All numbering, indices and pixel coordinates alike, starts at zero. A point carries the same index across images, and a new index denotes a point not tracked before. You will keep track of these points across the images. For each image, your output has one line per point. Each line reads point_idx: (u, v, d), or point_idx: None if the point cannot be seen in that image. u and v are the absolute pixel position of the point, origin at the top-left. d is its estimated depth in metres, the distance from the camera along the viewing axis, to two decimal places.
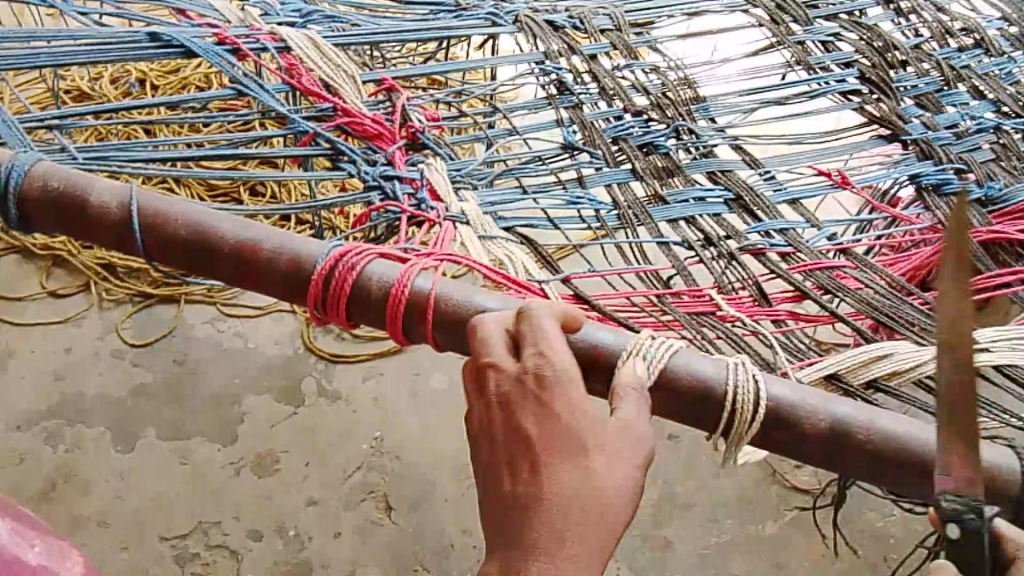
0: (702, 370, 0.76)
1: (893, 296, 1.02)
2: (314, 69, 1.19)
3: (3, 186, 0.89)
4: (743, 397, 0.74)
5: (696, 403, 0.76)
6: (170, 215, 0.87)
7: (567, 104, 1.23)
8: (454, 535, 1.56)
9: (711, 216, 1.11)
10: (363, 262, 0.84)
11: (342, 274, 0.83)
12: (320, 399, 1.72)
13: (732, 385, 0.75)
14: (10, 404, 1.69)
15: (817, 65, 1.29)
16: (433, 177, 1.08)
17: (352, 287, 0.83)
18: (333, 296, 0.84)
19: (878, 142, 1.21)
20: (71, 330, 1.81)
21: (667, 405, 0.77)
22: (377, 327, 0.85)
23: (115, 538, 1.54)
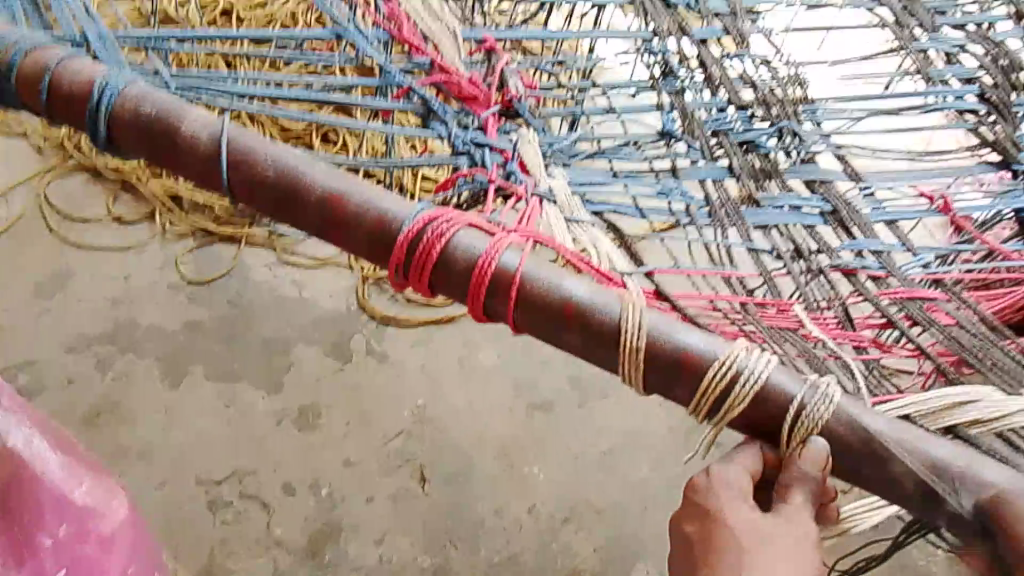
0: (779, 383, 0.76)
1: (984, 338, 0.96)
2: (415, 18, 1.23)
3: (96, 103, 0.98)
4: (806, 419, 0.75)
5: (767, 416, 0.77)
6: (255, 155, 0.93)
7: (669, 89, 1.21)
8: (487, 515, 1.54)
9: (804, 227, 1.08)
10: (452, 232, 0.85)
11: (432, 243, 0.85)
12: (368, 359, 1.70)
13: (806, 403, 0.75)
14: (67, 324, 1.71)
15: (936, 78, 1.22)
16: (523, 149, 1.10)
17: (439, 256, 0.85)
18: (418, 262, 0.86)
19: (986, 168, 1.15)
20: (132, 258, 1.82)
21: (739, 416, 0.79)
22: (458, 300, 0.88)
23: (153, 472, 1.56)
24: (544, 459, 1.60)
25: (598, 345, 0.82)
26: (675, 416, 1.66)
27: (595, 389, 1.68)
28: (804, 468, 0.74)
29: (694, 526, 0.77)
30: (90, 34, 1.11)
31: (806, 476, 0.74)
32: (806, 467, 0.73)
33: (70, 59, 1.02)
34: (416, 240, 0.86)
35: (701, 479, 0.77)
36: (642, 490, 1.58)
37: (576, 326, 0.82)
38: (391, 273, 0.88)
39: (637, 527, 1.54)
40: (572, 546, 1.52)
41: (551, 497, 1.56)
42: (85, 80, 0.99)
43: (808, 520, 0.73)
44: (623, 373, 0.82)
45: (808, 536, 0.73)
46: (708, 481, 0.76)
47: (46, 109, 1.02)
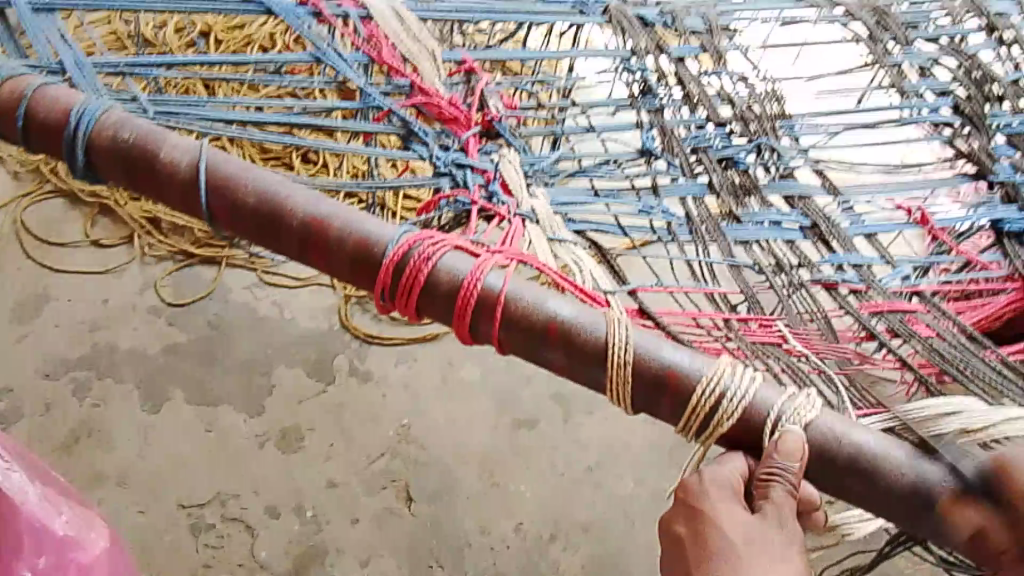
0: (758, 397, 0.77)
1: (963, 348, 0.97)
2: (394, 40, 1.23)
3: (74, 130, 0.97)
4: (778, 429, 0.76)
5: (747, 432, 0.78)
6: (239, 182, 0.93)
7: (649, 106, 1.22)
8: (472, 535, 1.53)
9: (786, 242, 1.09)
10: (438, 254, 0.86)
11: (418, 264, 0.86)
12: (350, 379, 1.69)
13: (779, 418, 0.76)
14: (43, 350, 1.69)
15: (911, 91, 1.24)
16: (505, 170, 1.10)
17: (426, 278, 0.86)
18: (406, 284, 0.87)
19: (961, 181, 1.17)
20: (110, 281, 1.80)
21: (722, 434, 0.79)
22: (445, 322, 0.89)
23: (134, 499, 1.54)
24: (529, 476, 1.59)
25: (583, 364, 0.83)
26: (660, 430, 1.66)
27: (580, 405, 1.68)
28: (779, 458, 0.73)
29: (684, 526, 0.77)
30: (66, 60, 1.11)
31: (785, 468, 0.73)
32: (783, 459, 0.73)
33: (47, 86, 1.01)
34: (402, 262, 0.87)
35: (694, 481, 0.76)
36: (627, 506, 1.58)
37: (560, 344, 0.83)
38: (377, 296, 0.90)
39: (623, 543, 1.54)
40: (559, 564, 1.52)
41: (537, 515, 1.55)
42: (62, 108, 0.99)
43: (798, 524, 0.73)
44: (610, 394, 0.83)
45: (795, 541, 0.72)
46: (700, 483, 0.76)
47: (20, 135, 1.01)
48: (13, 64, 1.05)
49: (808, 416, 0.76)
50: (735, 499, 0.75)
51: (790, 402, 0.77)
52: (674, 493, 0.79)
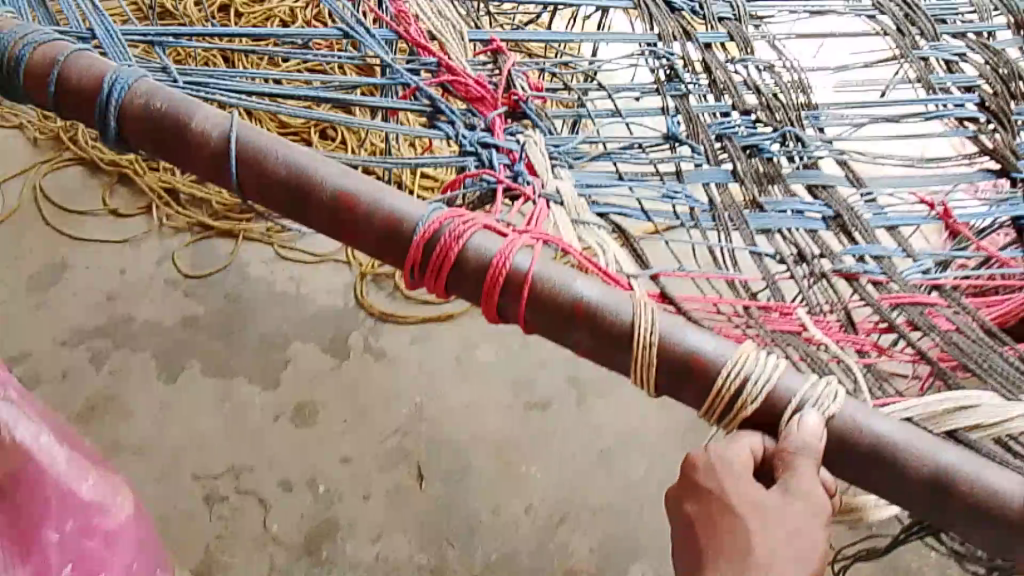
0: (782, 383, 0.78)
1: (983, 342, 0.97)
2: (423, 21, 1.23)
3: (107, 98, 0.98)
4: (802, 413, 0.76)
5: (768, 417, 0.79)
6: (270, 156, 0.94)
7: (672, 92, 1.22)
8: (483, 514, 1.54)
9: (807, 231, 1.09)
10: (468, 235, 0.87)
11: (449, 243, 0.87)
12: (365, 356, 1.70)
13: (803, 403, 0.77)
14: (61, 319, 1.71)
15: (937, 87, 1.24)
16: (530, 151, 1.11)
17: (456, 257, 0.87)
18: (435, 263, 0.88)
19: (986, 177, 1.16)
20: (127, 252, 1.81)
21: (745, 419, 0.80)
22: (473, 302, 0.90)
23: (148, 469, 1.55)
24: (541, 458, 1.61)
25: (608, 346, 0.85)
26: (671, 416, 1.67)
27: (592, 388, 1.69)
28: (803, 440, 0.74)
29: (694, 504, 0.74)
30: (97, 29, 1.12)
31: (806, 448, 0.74)
32: (806, 438, 0.74)
33: (80, 54, 1.02)
34: (432, 242, 0.88)
35: (699, 456, 0.75)
36: (638, 491, 1.59)
37: (587, 327, 0.85)
38: (406, 275, 0.91)
39: (633, 526, 1.55)
40: (568, 546, 1.53)
41: (548, 497, 1.57)
42: (96, 76, 1.00)
43: (819, 498, 0.70)
44: (634, 376, 0.85)
45: (814, 508, 0.70)
46: (707, 458, 0.74)
47: (52, 102, 1.02)
48: (45, 30, 1.05)
49: (831, 405, 0.77)
50: (744, 473, 0.73)
51: (810, 389, 0.78)
52: (681, 471, 0.77)
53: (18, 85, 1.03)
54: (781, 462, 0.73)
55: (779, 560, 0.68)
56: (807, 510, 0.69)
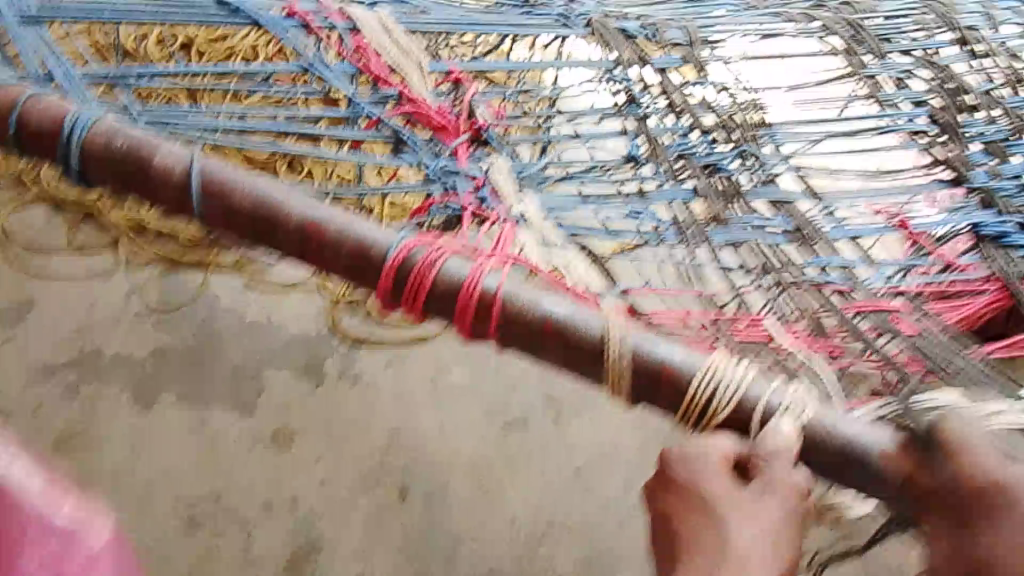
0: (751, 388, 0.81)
1: (945, 346, 1.01)
2: (383, 53, 1.27)
3: (69, 137, 0.98)
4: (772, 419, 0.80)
5: (735, 424, 0.81)
6: (236, 188, 0.95)
7: (634, 114, 1.25)
8: (463, 534, 1.56)
9: (769, 245, 1.12)
10: (442, 259, 0.89)
11: (423, 269, 0.89)
12: (340, 382, 1.70)
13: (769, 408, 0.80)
14: (30, 357, 1.70)
15: (886, 102, 1.29)
16: (494, 176, 1.16)
17: (432, 283, 0.89)
18: (411, 289, 0.90)
19: (942, 185, 1.20)
20: (95, 286, 1.79)
21: (720, 423, 0.82)
22: (448, 323, 0.92)
23: (124, 504, 1.56)
24: (519, 476, 1.62)
25: (580, 363, 0.87)
26: (647, 432, 1.67)
27: (568, 407, 1.69)
28: (775, 445, 0.77)
29: (666, 497, 0.76)
30: (63, 75, 1.17)
31: (777, 453, 0.76)
32: (779, 444, 0.77)
33: (37, 95, 1.02)
34: (406, 265, 0.90)
35: (674, 450, 0.77)
36: (617, 505, 1.60)
37: (558, 343, 0.87)
38: (381, 299, 0.92)
39: (611, 541, 1.57)
40: (548, 563, 1.55)
41: (528, 515, 1.58)
42: (54, 116, 1.00)
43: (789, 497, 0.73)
44: (606, 390, 0.87)
45: (787, 506, 0.72)
46: (683, 452, 0.76)
47: (13, 145, 1.02)
48: (1, 76, 1.06)
49: (803, 411, 0.81)
50: (717, 467, 0.75)
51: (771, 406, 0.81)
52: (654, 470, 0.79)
53: None
54: (754, 463, 0.76)
55: (756, 553, 0.70)
56: (779, 505, 0.72)
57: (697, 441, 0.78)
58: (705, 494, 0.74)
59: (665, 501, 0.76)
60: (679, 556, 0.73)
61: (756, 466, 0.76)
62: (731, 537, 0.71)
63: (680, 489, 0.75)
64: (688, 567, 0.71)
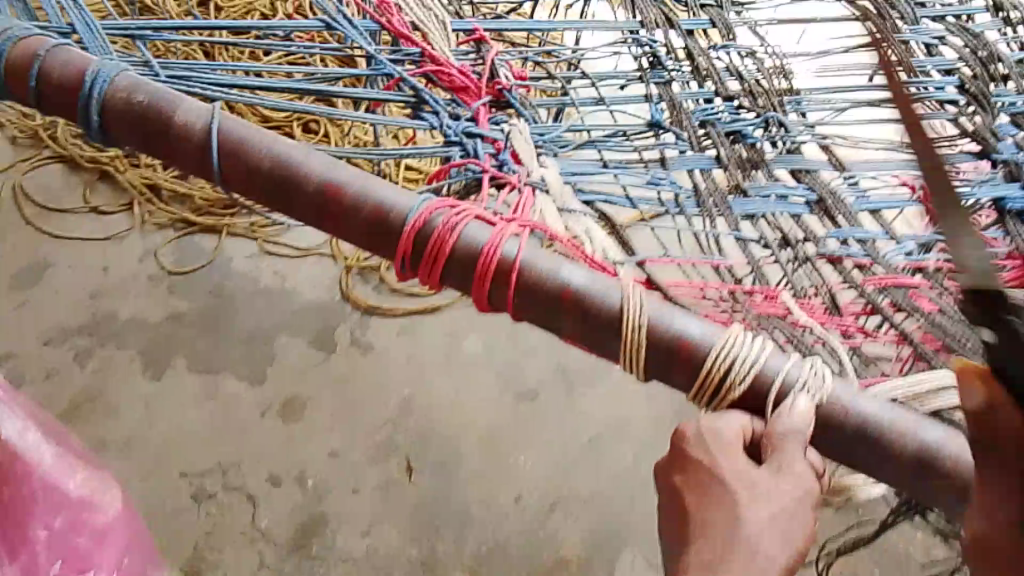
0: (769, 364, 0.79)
1: (966, 323, 0.97)
2: (404, 10, 1.23)
3: (89, 91, 0.97)
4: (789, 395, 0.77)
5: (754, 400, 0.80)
6: (255, 148, 0.94)
7: (657, 79, 1.22)
8: (473, 504, 1.55)
9: (791, 216, 1.09)
10: (461, 224, 0.88)
11: (442, 236, 0.88)
12: (352, 349, 1.70)
13: (788, 384, 0.78)
14: (44, 318, 1.70)
15: (916, 69, 1.25)
16: (516, 140, 1.11)
17: (451, 250, 0.88)
18: (430, 254, 0.88)
19: (968, 158, 1.16)
20: (110, 249, 1.80)
21: (734, 401, 0.81)
22: (465, 291, 0.91)
23: (134, 468, 1.55)
24: (530, 447, 1.61)
25: (597, 333, 0.86)
26: (658, 405, 1.67)
27: (580, 378, 1.70)
28: (794, 422, 0.75)
29: (679, 474, 0.75)
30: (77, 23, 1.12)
31: (795, 431, 0.75)
32: (798, 422, 0.75)
33: (60, 47, 1.01)
34: (424, 230, 0.89)
35: (689, 427, 0.76)
36: (627, 477, 1.59)
37: (575, 313, 0.85)
38: (398, 266, 0.91)
39: (622, 513, 1.55)
40: (559, 534, 1.53)
41: (538, 486, 1.57)
42: (76, 69, 0.99)
43: (808, 476, 0.71)
44: (624, 361, 0.86)
45: (803, 490, 0.70)
46: (697, 430, 0.75)
47: (32, 98, 1.01)
48: (24, 24, 1.05)
49: (822, 389, 0.78)
50: (731, 445, 0.74)
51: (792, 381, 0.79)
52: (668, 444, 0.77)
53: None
54: (768, 443, 0.75)
55: (767, 538, 0.68)
56: (796, 483, 0.70)
57: (711, 418, 0.76)
58: (720, 471, 0.72)
59: (678, 479, 0.75)
60: (688, 537, 0.71)
61: (772, 443, 0.74)
62: (746, 515, 0.69)
63: (694, 465, 0.74)
64: (697, 549, 0.69)
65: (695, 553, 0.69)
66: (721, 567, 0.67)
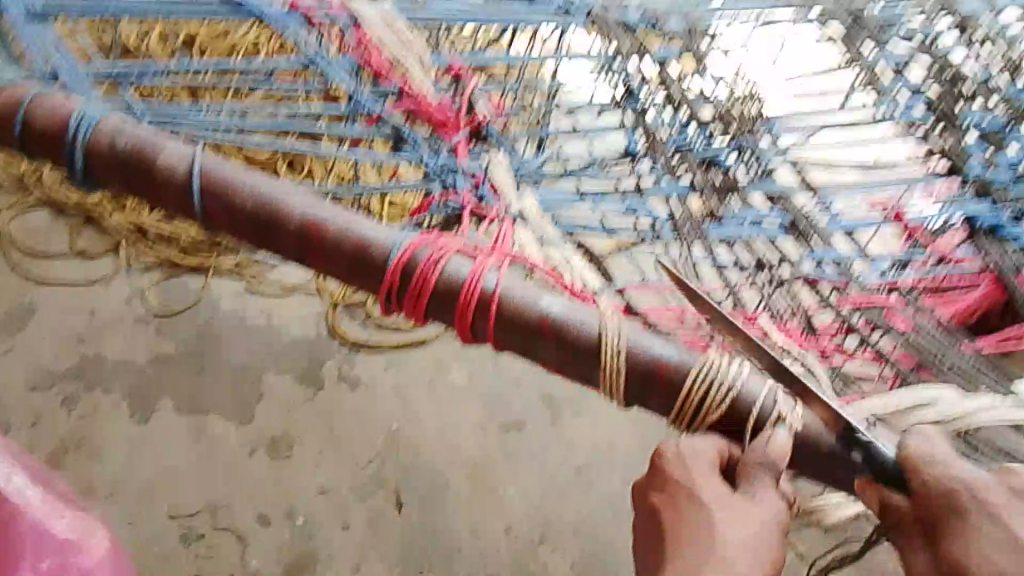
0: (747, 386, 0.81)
1: (942, 340, 1.00)
2: (384, 47, 1.25)
3: (72, 136, 0.99)
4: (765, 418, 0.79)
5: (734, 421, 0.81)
6: (236, 186, 0.96)
7: (633, 107, 1.25)
8: (463, 537, 1.55)
9: (765, 241, 1.13)
10: (444, 258, 0.89)
11: (426, 270, 0.89)
12: (339, 385, 1.71)
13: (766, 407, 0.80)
14: (31, 362, 1.71)
15: (886, 90, 1.29)
16: (494, 172, 1.14)
17: (434, 284, 0.89)
18: (414, 289, 0.90)
19: (937, 179, 1.20)
20: (95, 291, 1.81)
21: (712, 421, 0.82)
22: (448, 323, 0.92)
23: (123, 511, 1.55)
24: (519, 479, 1.62)
25: (580, 359, 0.87)
26: (646, 432, 1.68)
27: (568, 407, 1.70)
28: (769, 456, 0.76)
29: (658, 495, 0.76)
30: (61, 69, 1.13)
31: (769, 460, 0.75)
32: (777, 452, 0.76)
33: (44, 92, 1.03)
34: (407, 266, 0.90)
35: (669, 447, 0.77)
36: (616, 505, 1.60)
37: (554, 341, 0.87)
38: (384, 299, 0.93)
39: (612, 542, 1.56)
40: (548, 565, 1.54)
41: (528, 518, 1.58)
42: (58, 115, 1.01)
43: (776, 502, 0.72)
44: (604, 388, 0.87)
45: (775, 513, 0.72)
46: (675, 448, 0.77)
47: (19, 141, 1.03)
48: (9, 71, 1.07)
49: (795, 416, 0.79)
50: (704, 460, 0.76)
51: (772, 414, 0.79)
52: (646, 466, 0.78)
53: None
54: (743, 469, 0.76)
55: (743, 558, 0.69)
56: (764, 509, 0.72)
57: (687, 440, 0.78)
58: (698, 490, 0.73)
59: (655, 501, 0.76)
60: (663, 553, 0.72)
61: (744, 475, 0.75)
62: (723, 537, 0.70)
63: (670, 486, 0.75)
64: (672, 567, 0.70)
65: (673, 571, 0.69)
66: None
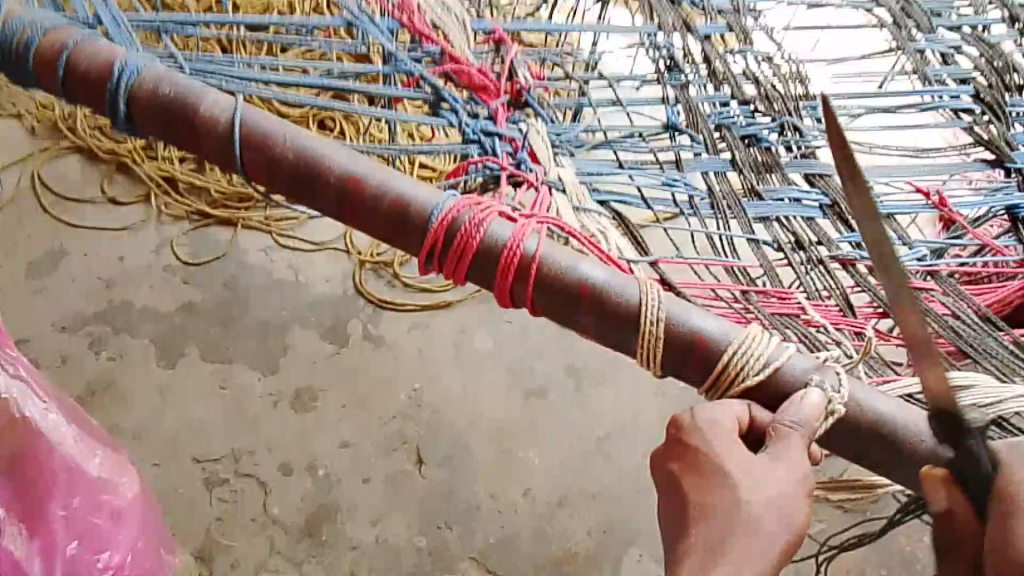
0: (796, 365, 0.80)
1: (982, 328, 0.98)
2: (426, 10, 1.24)
3: (116, 83, 0.99)
4: (805, 398, 0.76)
5: (761, 398, 0.81)
6: (278, 140, 0.95)
7: (674, 83, 1.23)
8: (481, 499, 1.56)
9: (804, 219, 1.09)
10: (485, 222, 0.89)
11: (469, 232, 0.88)
12: (364, 343, 1.72)
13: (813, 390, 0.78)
14: (60, 304, 1.72)
15: (933, 78, 1.25)
16: (532, 140, 1.12)
17: (478, 245, 0.89)
18: (456, 250, 0.89)
19: (979, 167, 1.17)
20: (124, 239, 1.82)
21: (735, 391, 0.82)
22: (486, 286, 0.91)
23: (148, 454, 1.57)
24: (539, 445, 1.62)
25: (614, 328, 0.87)
26: (667, 405, 1.69)
27: (590, 377, 1.71)
28: (802, 416, 0.75)
29: (676, 463, 0.76)
30: (104, 15, 1.12)
31: (802, 422, 0.74)
32: (806, 415, 0.75)
33: (87, 39, 1.02)
34: (451, 227, 0.90)
35: (685, 416, 0.76)
36: (634, 476, 1.61)
37: (592, 308, 0.86)
38: (424, 257, 0.92)
39: (631, 511, 1.56)
40: (566, 529, 1.54)
41: (547, 484, 1.58)
42: (103, 61, 1.00)
43: (803, 462, 0.71)
44: (640, 357, 0.87)
45: (797, 476, 0.70)
46: (691, 420, 0.75)
47: (61, 86, 1.03)
48: (52, 15, 1.06)
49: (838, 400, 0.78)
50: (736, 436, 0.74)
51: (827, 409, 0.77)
52: (665, 431, 0.78)
53: (26, 69, 1.04)
54: (774, 430, 0.74)
55: (765, 518, 0.69)
56: (788, 473, 0.70)
57: (704, 406, 0.76)
58: (712, 457, 0.73)
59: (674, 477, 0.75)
60: (686, 524, 0.72)
61: (771, 435, 0.74)
62: (737, 518, 0.69)
63: (680, 455, 0.75)
64: (694, 535, 0.71)
65: (697, 538, 0.70)
66: (721, 551, 0.68)
